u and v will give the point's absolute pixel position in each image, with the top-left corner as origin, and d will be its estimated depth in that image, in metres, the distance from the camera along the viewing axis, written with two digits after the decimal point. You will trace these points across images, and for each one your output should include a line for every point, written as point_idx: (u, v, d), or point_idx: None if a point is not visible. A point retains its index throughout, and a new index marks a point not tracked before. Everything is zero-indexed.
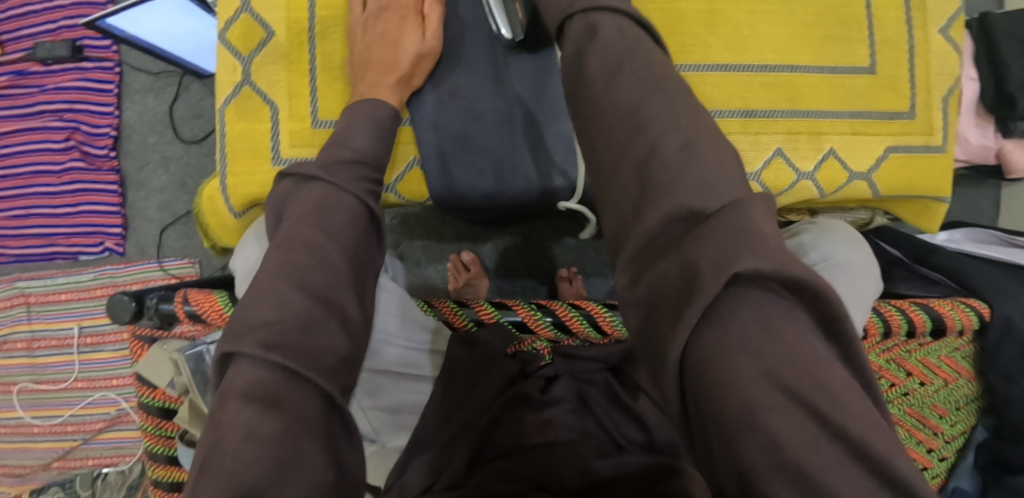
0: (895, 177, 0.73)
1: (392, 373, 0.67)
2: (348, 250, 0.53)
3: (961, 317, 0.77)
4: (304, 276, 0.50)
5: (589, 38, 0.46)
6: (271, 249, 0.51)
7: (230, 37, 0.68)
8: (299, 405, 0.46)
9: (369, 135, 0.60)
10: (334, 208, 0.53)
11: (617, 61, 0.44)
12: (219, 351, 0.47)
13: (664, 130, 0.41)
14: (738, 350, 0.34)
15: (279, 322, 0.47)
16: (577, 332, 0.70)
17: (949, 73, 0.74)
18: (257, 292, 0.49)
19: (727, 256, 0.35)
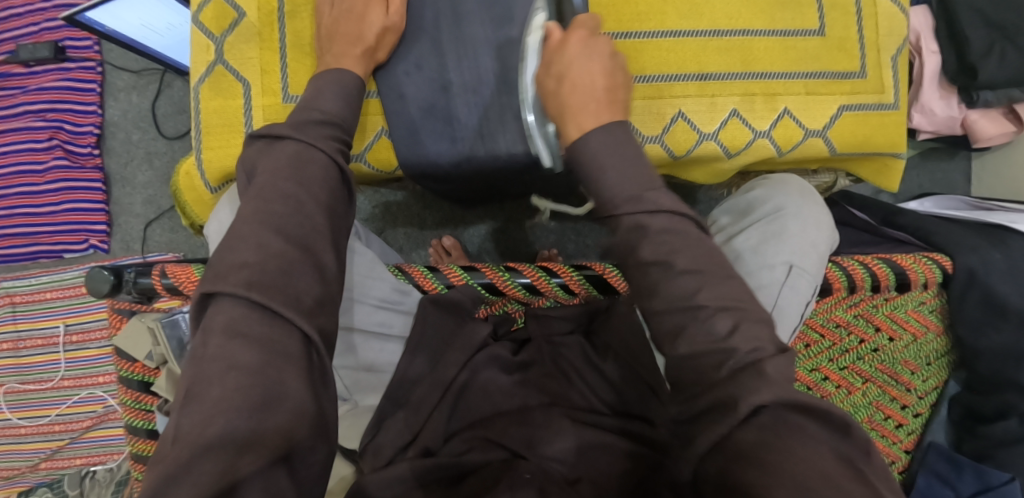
0: (850, 135, 0.75)
1: (365, 331, 0.68)
2: (323, 203, 0.55)
3: (924, 271, 0.80)
4: (280, 223, 0.52)
5: (638, 235, 0.50)
6: (247, 201, 0.53)
7: (203, 19, 0.71)
8: (277, 339, 0.48)
9: (339, 99, 0.61)
10: (308, 163, 0.55)
11: (665, 248, 0.49)
12: (201, 291, 0.49)
13: (709, 313, 0.47)
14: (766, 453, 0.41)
15: (260, 263, 0.49)
16: (546, 293, 0.72)
17: (898, 33, 0.77)
18: (237, 236, 0.51)
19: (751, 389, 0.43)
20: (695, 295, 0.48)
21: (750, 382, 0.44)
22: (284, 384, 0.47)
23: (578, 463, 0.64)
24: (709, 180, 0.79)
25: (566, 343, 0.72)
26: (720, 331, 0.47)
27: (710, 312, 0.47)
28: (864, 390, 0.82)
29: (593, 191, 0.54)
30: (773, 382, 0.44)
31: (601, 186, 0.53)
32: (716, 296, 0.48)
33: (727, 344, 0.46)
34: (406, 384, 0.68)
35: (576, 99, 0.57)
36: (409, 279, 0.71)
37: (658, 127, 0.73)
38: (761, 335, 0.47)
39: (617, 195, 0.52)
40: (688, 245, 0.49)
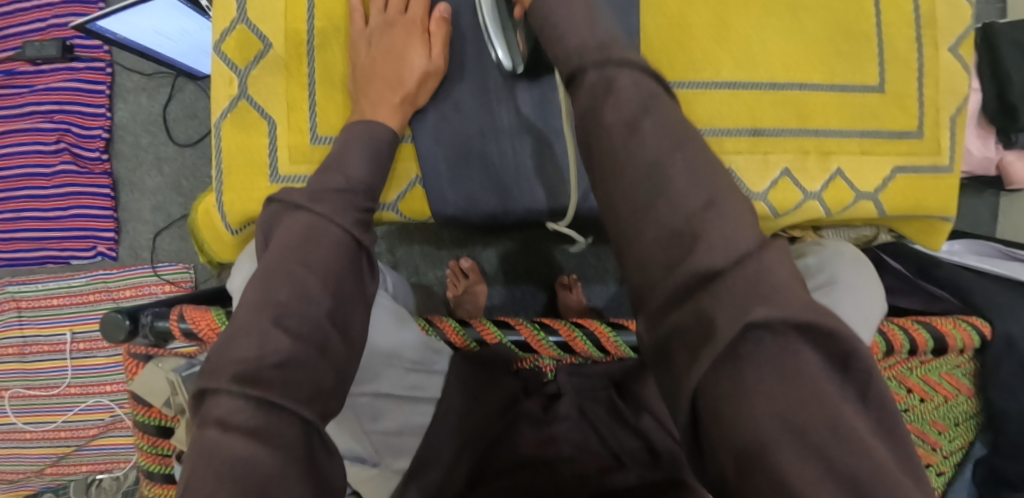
0: (902, 197, 0.72)
1: (396, 396, 0.64)
2: (329, 284, 0.51)
3: (963, 337, 0.78)
4: (283, 315, 0.48)
5: (604, 92, 0.44)
6: (250, 280, 0.50)
7: (225, 48, 0.65)
8: (283, 430, 0.45)
9: (365, 161, 0.57)
10: (320, 239, 0.52)
11: (632, 111, 0.43)
12: (195, 388, 0.46)
13: (681, 191, 0.40)
14: (757, 396, 0.34)
15: (260, 358, 0.46)
16: (580, 352, 0.70)
17: (959, 91, 0.73)
18: (239, 325, 0.48)
19: (740, 307, 0.35)
20: (666, 160, 0.41)
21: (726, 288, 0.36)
22: (283, 488, 0.43)
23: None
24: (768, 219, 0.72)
25: (595, 397, 0.70)
26: (691, 205, 0.39)
27: (680, 187, 0.40)
28: None
29: (556, 49, 0.49)
30: (748, 292, 0.35)
31: (562, 41, 0.48)
32: (690, 162, 0.41)
33: (701, 220, 0.39)
34: (434, 444, 0.63)
35: None
36: (439, 333, 0.69)
37: None
38: (738, 219, 0.39)
39: (583, 50, 0.46)
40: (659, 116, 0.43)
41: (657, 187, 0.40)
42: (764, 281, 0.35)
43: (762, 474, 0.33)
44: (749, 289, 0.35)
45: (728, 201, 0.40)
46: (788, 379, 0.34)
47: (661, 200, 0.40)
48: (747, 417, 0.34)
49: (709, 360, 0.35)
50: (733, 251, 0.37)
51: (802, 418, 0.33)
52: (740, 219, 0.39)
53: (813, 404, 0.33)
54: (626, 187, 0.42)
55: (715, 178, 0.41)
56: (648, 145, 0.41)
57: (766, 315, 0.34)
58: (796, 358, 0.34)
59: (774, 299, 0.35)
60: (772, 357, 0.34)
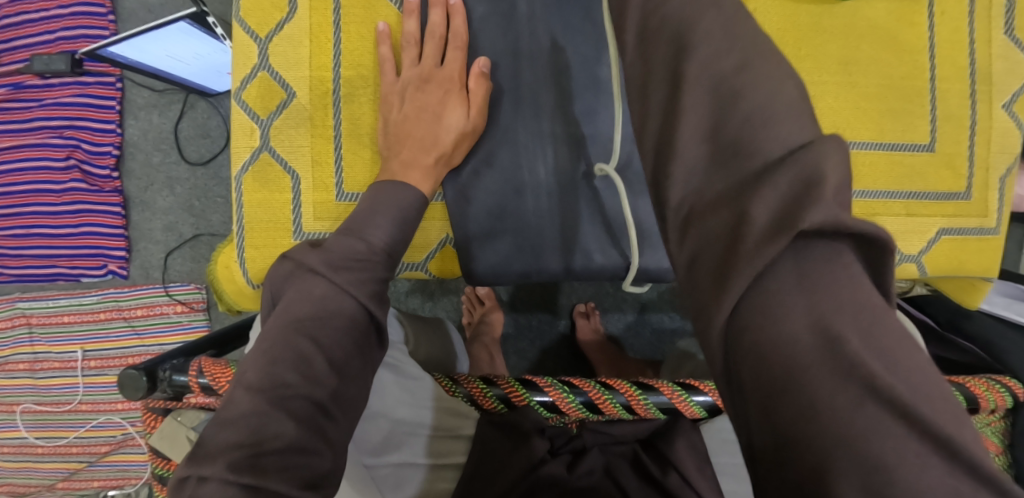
0: (946, 260, 0.70)
1: (416, 463, 0.63)
2: (340, 363, 0.47)
3: (995, 398, 0.75)
4: (289, 400, 0.44)
5: None
6: (254, 355, 0.46)
7: (246, 97, 0.63)
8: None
9: (388, 226, 0.53)
10: (335, 312, 0.48)
11: None
12: (181, 472, 0.42)
13: (714, 60, 0.41)
14: (794, 312, 0.35)
15: (255, 443, 0.42)
16: (608, 414, 0.68)
17: (1010, 151, 0.69)
18: (238, 411, 0.43)
19: (790, 212, 0.35)
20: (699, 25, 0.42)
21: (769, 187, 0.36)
22: None
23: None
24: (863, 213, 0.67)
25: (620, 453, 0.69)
26: (725, 71, 0.40)
27: (713, 50, 0.41)
28: None
29: None
30: (793, 185, 0.35)
31: None
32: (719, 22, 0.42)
33: (738, 94, 0.39)
34: None
35: None
36: (464, 392, 0.67)
37: None
38: (775, 87, 0.39)
39: None
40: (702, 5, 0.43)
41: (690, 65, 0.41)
42: (816, 180, 0.35)
43: (791, 399, 0.34)
44: (794, 192, 0.35)
45: (760, 68, 0.40)
46: (814, 291, 0.35)
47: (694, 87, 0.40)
48: (777, 336, 0.35)
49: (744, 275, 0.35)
50: (767, 142, 0.37)
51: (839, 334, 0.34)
52: (783, 101, 0.38)
53: (853, 309, 0.34)
54: (658, 64, 0.43)
55: (749, 49, 0.41)
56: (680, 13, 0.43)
57: (812, 222, 0.34)
58: (832, 264, 0.35)
59: (825, 201, 0.34)
60: (801, 265, 0.35)
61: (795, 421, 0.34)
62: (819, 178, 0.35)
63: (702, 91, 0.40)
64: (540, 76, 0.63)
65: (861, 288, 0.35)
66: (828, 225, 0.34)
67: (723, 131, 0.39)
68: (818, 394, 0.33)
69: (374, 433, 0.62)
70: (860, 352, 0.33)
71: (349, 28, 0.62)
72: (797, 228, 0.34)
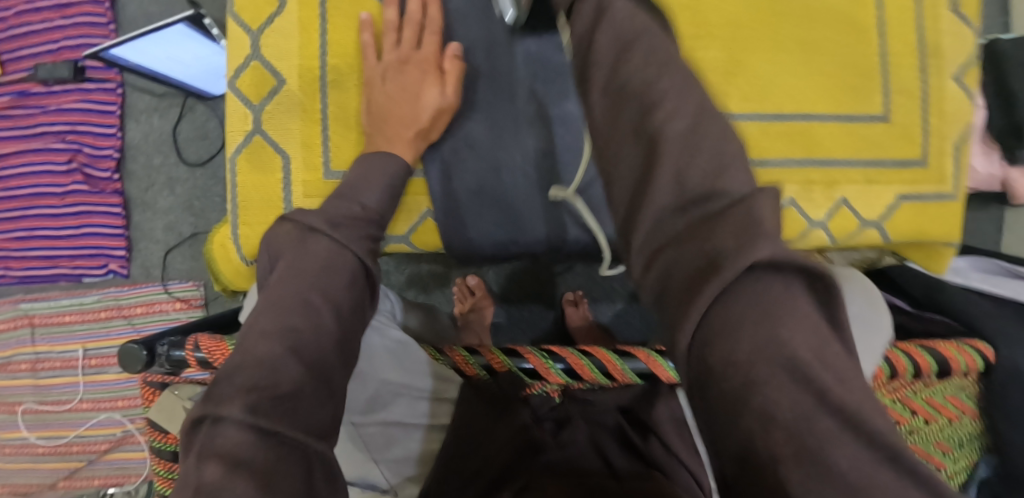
0: (906, 225, 0.73)
1: (405, 424, 0.65)
2: (346, 314, 0.51)
3: (966, 360, 0.78)
4: (299, 344, 0.47)
5: (597, 17, 0.47)
6: (264, 306, 0.49)
7: (241, 85, 0.67)
8: (284, 469, 0.43)
9: (379, 192, 0.58)
10: (338, 269, 0.51)
11: (626, 34, 0.46)
12: (197, 413, 0.44)
13: (666, 107, 0.43)
14: (752, 334, 0.36)
15: (271, 386, 0.45)
16: (587, 379, 0.70)
17: (963, 119, 0.74)
18: (253, 354, 0.46)
19: (745, 242, 0.36)
20: (655, 79, 0.44)
21: (728, 225, 0.38)
22: None
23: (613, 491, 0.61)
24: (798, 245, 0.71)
25: (602, 422, 0.72)
26: (679, 123, 0.42)
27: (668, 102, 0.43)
28: None
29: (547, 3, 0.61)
30: (745, 224, 0.37)
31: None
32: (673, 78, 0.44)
33: (690, 139, 0.42)
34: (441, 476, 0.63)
35: None
36: (448, 361, 0.70)
37: None
38: (723, 141, 0.42)
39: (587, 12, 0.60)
40: (661, 47, 0.45)
41: (646, 109, 0.43)
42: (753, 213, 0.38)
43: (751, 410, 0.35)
44: (742, 227, 0.37)
45: (710, 122, 0.43)
46: (767, 319, 0.36)
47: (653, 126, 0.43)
48: (735, 358, 0.36)
49: (710, 292, 0.36)
50: (721, 182, 0.40)
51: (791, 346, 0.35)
52: (731, 151, 0.41)
53: (804, 326, 0.36)
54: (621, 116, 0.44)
55: (703, 103, 0.44)
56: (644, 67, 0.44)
57: (765, 254, 0.36)
58: (786, 293, 0.36)
59: (772, 237, 0.36)
60: (758, 297, 0.36)
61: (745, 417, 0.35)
62: (764, 210, 0.38)
63: (655, 133, 0.43)
64: (512, 60, 0.67)
65: (811, 317, 0.36)
66: (778, 257, 0.36)
67: (685, 176, 0.41)
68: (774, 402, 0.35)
69: (360, 395, 0.63)
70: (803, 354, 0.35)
71: (336, 20, 0.66)
72: (752, 258, 0.36)
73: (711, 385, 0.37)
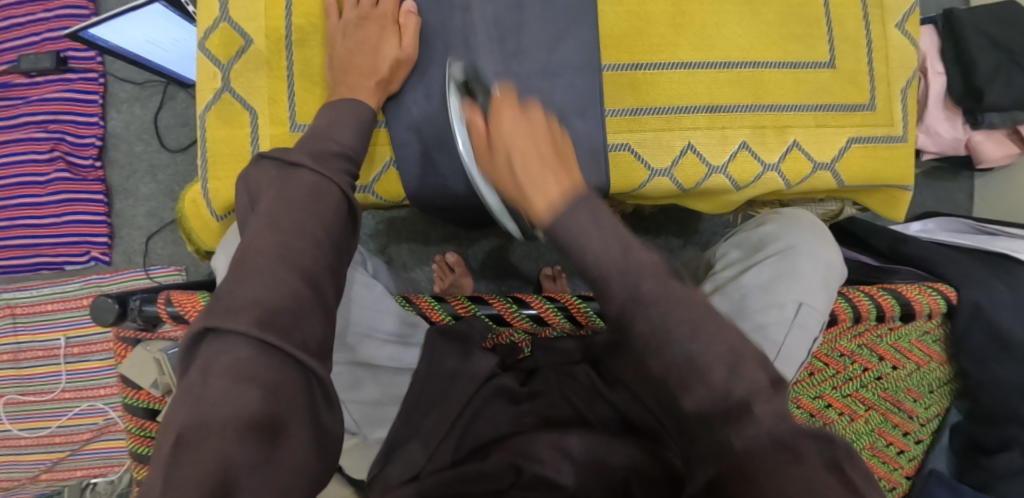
0: (859, 168, 0.75)
1: (373, 367, 0.67)
2: (336, 239, 0.54)
3: (929, 302, 0.79)
4: (295, 260, 0.50)
5: (631, 305, 0.41)
6: (260, 229, 0.51)
7: (210, 46, 0.69)
8: (284, 382, 0.46)
9: (354, 132, 0.61)
10: (326, 196, 0.54)
11: (656, 317, 0.41)
12: (200, 326, 0.47)
13: (706, 366, 0.40)
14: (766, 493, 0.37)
15: (272, 300, 0.48)
16: (553, 324, 0.72)
17: (908, 65, 0.76)
18: (252, 269, 0.49)
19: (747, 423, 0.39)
20: (694, 353, 0.40)
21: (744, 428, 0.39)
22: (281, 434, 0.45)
23: (587, 481, 0.61)
24: (715, 211, 0.79)
25: (572, 374, 0.72)
26: (717, 381, 0.40)
27: (710, 364, 0.40)
28: (866, 418, 0.80)
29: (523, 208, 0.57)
30: (752, 425, 0.39)
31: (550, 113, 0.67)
32: (713, 348, 0.40)
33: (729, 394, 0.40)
34: (416, 417, 0.65)
35: (530, 170, 0.45)
36: (416, 309, 0.71)
37: (667, 159, 0.72)
38: (755, 372, 0.40)
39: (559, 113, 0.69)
40: (683, 297, 0.41)
41: (688, 369, 0.40)
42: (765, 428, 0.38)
43: None
44: (744, 423, 0.39)
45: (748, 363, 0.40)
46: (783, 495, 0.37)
47: (695, 391, 0.40)
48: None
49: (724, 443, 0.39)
50: (754, 406, 0.39)
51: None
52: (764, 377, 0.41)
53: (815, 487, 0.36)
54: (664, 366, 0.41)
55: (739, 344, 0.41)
56: (680, 338, 0.40)
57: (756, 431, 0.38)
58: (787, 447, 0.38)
59: (761, 422, 0.39)
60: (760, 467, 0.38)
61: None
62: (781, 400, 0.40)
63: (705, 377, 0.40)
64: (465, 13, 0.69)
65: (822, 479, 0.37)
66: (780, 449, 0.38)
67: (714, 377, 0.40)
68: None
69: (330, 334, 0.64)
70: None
71: None
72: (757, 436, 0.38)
73: None
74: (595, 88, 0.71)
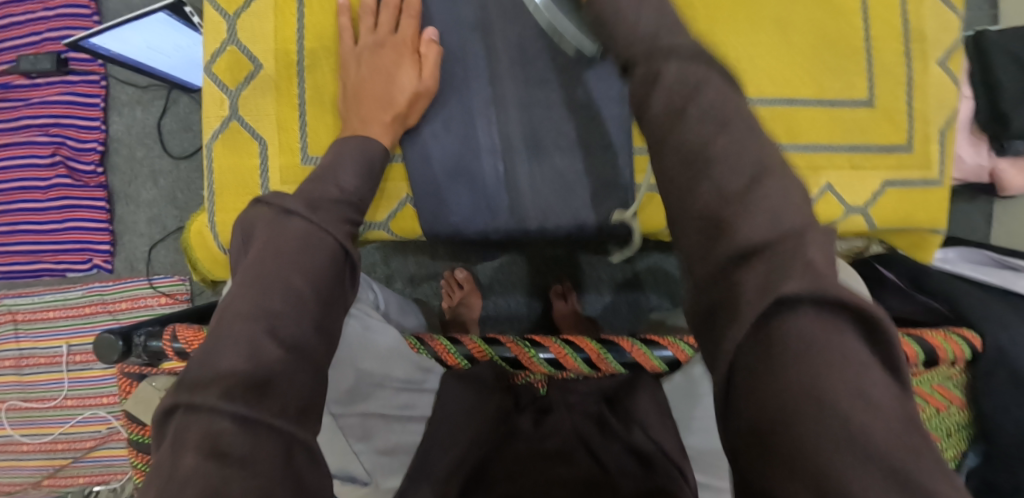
0: (892, 212, 0.72)
1: (386, 415, 0.64)
2: (325, 296, 0.50)
3: (953, 349, 0.74)
4: (279, 326, 0.47)
5: (651, 82, 0.42)
6: (241, 288, 0.48)
7: (216, 70, 0.66)
8: (262, 453, 0.43)
9: (357, 174, 0.57)
10: (316, 248, 0.50)
11: (677, 97, 0.40)
12: (169, 401, 0.43)
13: (726, 166, 0.38)
14: (812, 416, 0.33)
15: (251, 371, 0.44)
16: (570, 368, 0.70)
17: (947, 103, 0.73)
18: (228, 334, 0.46)
19: (776, 277, 0.34)
20: (711, 142, 0.39)
21: (780, 255, 0.35)
22: None
23: None
24: None
25: (586, 411, 0.69)
26: (736, 185, 0.38)
27: (726, 165, 0.38)
28: None
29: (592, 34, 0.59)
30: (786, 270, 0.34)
31: None
32: (734, 143, 0.39)
33: (747, 198, 0.37)
34: (425, 464, 0.62)
35: None
36: (430, 352, 0.69)
37: None
38: (789, 189, 0.38)
39: None
40: None
41: (696, 170, 0.39)
42: (806, 262, 0.34)
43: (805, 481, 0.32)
44: (778, 256, 0.35)
45: (776, 178, 0.38)
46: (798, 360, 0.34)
47: (704, 185, 0.38)
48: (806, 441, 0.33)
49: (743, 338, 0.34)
50: (806, 233, 0.35)
51: (859, 437, 0.32)
52: (798, 212, 0.36)
53: (853, 381, 0.33)
54: (671, 171, 0.40)
55: (764, 153, 0.39)
56: (698, 129, 0.39)
57: (794, 290, 0.33)
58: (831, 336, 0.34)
59: (813, 270, 0.34)
60: (804, 335, 0.34)
61: (788, 462, 0.33)
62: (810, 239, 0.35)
63: (728, 185, 0.38)
64: (501, 39, 0.66)
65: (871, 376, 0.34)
66: (813, 290, 0.33)
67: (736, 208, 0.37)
68: (809, 437, 0.33)
69: (340, 383, 0.62)
70: (837, 396, 0.33)
71: (311, 2, 0.65)
72: (786, 290, 0.33)
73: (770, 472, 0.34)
74: (625, 119, 0.66)
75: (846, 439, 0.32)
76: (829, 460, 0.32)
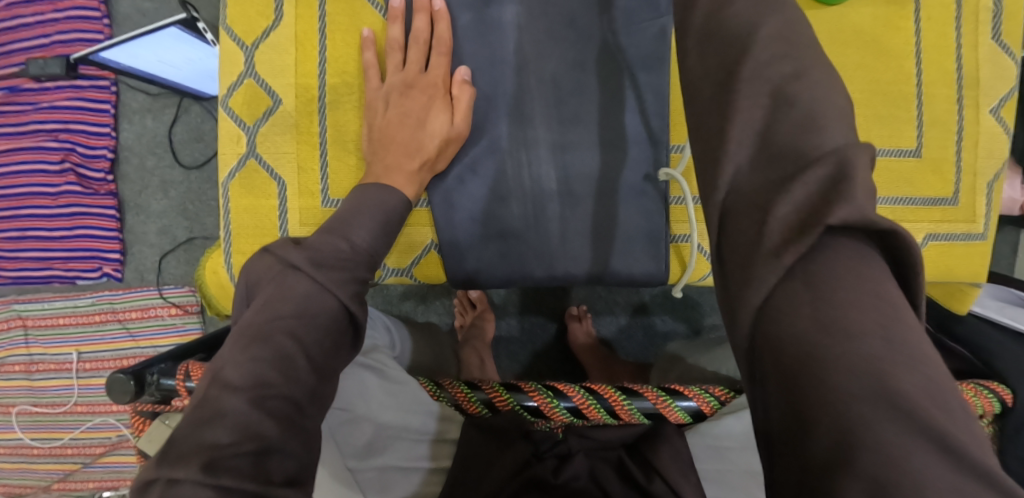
0: (932, 266, 0.70)
1: (401, 468, 0.63)
2: (319, 365, 0.47)
3: (983, 404, 0.61)
4: (269, 398, 0.43)
5: None
6: (232, 350, 0.45)
7: (233, 103, 0.63)
8: None
9: (372, 228, 0.54)
10: (317, 311, 0.47)
11: None
12: (149, 474, 0.40)
13: (763, 64, 0.39)
14: (840, 354, 0.32)
15: (234, 445, 0.41)
16: (593, 418, 0.65)
17: (997, 155, 0.69)
18: (219, 407, 0.42)
19: (817, 207, 0.34)
20: (753, 30, 0.40)
21: (818, 177, 0.35)
22: None
23: None
24: None
25: (605, 456, 0.67)
26: (777, 76, 0.39)
27: (765, 64, 0.39)
28: None
29: None
30: (827, 193, 0.34)
31: None
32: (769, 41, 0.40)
33: (788, 91, 0.38)
34: None
35: None
36: (448, 397, 0.67)
37: None
38: (829, 92, 0.38)
39: None
40: None
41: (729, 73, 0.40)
42: (849, 191, 0.33)
43: (829, 418, 0.32)
44: (824, 180, 0.34)
45: (812, 75, 0.38)
46: (825, 302, 0.34)
47: (741, 78, 0.40)
48: (832, 384, 0.32)
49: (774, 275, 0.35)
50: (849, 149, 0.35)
51: (892, 382, 0.31)
52: (834, 115, 0.37)
53: (887, 315, 0.33)
54: (707, 61, 0.42)
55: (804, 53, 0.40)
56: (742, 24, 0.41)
57: (838, 219, 0.33)
58: (862, 267, 0.34)
59: (853, 198, 0.33)
60: (829, 266, 0.34)
61: (812, 405, 0.32)
62: (857, 169, 0.34)
63: (760, 94, 0.39)
64: (534, 82, 0.63)
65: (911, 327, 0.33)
66: (853, 219, 0.33)
67: (774, 135, 0.38)
68: (840, 386, 0.32)
69: (358, 438, 0.63)
70: (870, 341, 0.32)
71: (334, 35, 0.63)
72: (828, 220, 0.33)
73: (795, 422, 0.33)
74: (656, 161, 0.63)
75: (879, 391, 0.31)
76: (857, 408, 0.31)
